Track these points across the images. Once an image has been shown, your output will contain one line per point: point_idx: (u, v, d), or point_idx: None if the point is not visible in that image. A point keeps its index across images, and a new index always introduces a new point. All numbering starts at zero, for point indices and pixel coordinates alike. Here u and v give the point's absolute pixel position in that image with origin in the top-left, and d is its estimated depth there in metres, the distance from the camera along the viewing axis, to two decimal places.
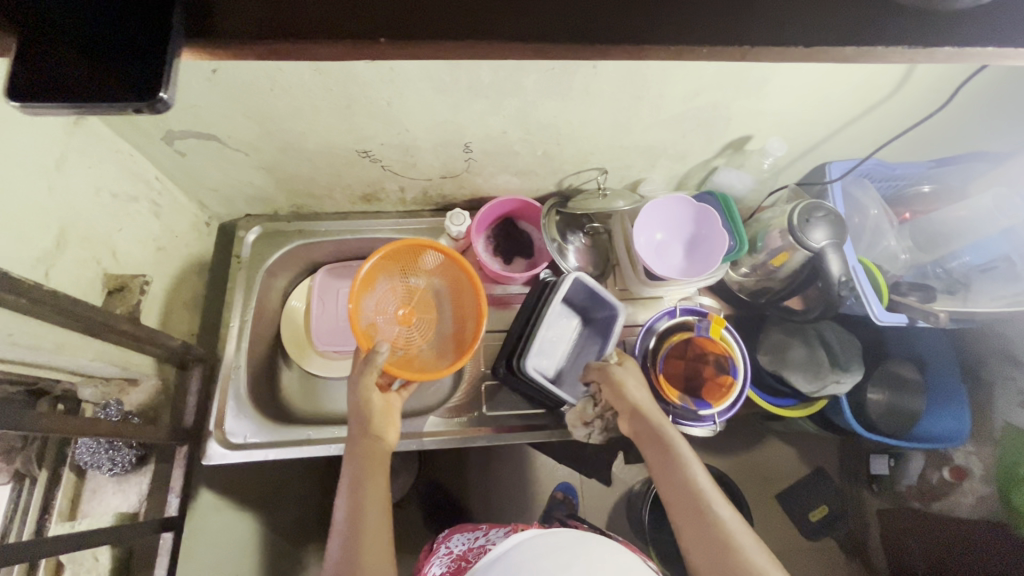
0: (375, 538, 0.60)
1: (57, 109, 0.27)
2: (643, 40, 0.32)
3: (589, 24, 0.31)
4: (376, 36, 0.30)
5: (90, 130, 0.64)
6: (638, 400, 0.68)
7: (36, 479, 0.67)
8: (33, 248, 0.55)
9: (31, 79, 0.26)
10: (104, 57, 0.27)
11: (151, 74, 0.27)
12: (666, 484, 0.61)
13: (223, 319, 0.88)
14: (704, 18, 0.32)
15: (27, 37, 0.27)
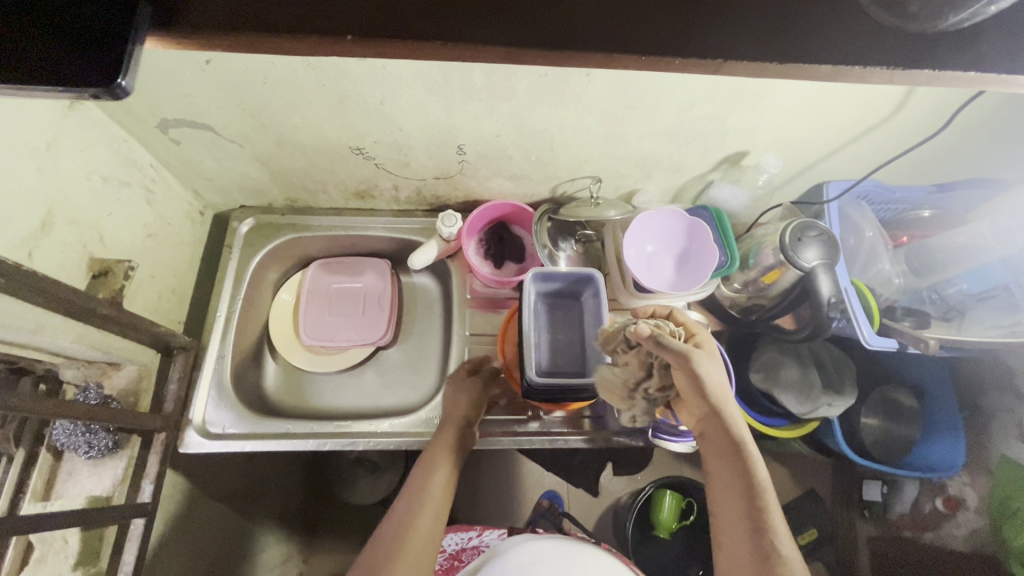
0: (433, 522, 0.61)
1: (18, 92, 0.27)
2: (611, 50, 0.31)
3: (554, 32, 0.31)
4: (344, 33, 0.30)
5: (83, 114, 0.64)
6: (722, 403, 0.61)
7: (9, 458, 0.65)
8: (18, 229, 0.56)
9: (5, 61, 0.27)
10: (71, 44, 0.27)
11: (113, 61, 0.27)
12: (729, 489, 0.58)
13: (211, 308, 0.88)
14: (671, 30, 0.32)
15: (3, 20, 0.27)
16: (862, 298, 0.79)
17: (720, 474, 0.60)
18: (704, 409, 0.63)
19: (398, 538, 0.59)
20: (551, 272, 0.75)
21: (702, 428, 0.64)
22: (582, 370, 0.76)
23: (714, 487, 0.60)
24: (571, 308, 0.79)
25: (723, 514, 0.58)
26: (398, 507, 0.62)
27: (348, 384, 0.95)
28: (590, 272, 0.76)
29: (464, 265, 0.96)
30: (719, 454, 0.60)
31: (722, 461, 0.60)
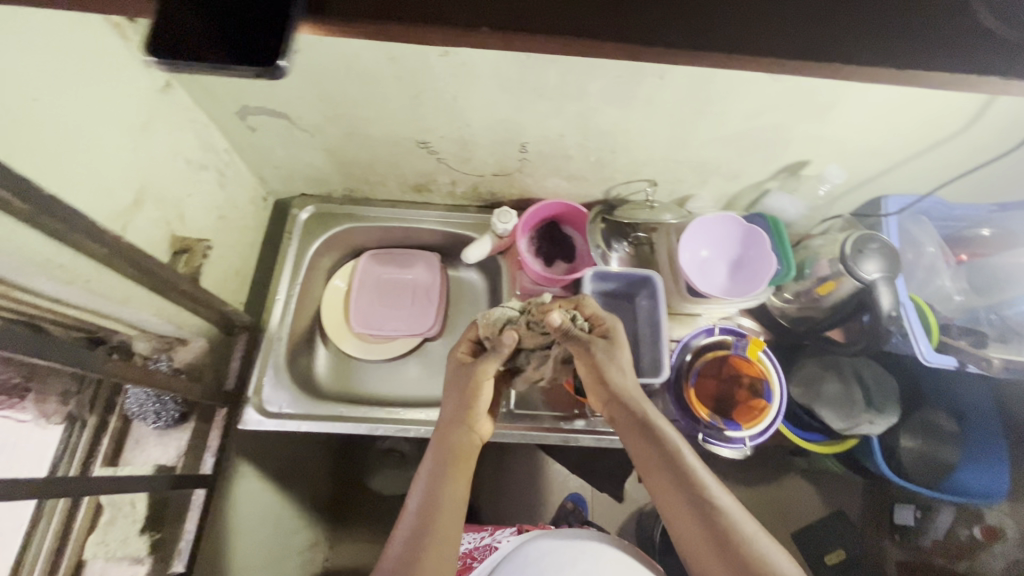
0: (450, 522, 0.60)
1: (185, 70, 0.29)
2: (726, 51, 0.32)
3: (672, 31, 0.32)
4: (479, 24, 0.31)
5: (174, 97, 0.67)
6: (625, 386, 0.67)
7: (85, 423, 0.71)
8: (116, 203, 0.59)
9: (173, 36, 0.29)
10: (232, 25, 0.29)
11: (272, 45, 0.28)
12: (651, 464, 0.62)
13: (270, 291, 0.91)
14: (785, 34, 0.33)
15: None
16: (922, 313, 0.79)
17: (638, 451, 0.64)
18: (608, 395, 0.67)
19: (414, 542, 0.58)
20: (607, 272, 0.77)
21: (610, 412, 0.68)
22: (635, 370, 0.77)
23: (639, 465, 0.64)
24: (625, 309, 0.81)
25: (655, 487, 0.62)
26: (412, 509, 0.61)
27: (394, 374, 0.97)
28: (648, 274, 0.77)
29: (513, 262, 0.97)
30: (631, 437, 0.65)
31: (642, 442, 0.64)
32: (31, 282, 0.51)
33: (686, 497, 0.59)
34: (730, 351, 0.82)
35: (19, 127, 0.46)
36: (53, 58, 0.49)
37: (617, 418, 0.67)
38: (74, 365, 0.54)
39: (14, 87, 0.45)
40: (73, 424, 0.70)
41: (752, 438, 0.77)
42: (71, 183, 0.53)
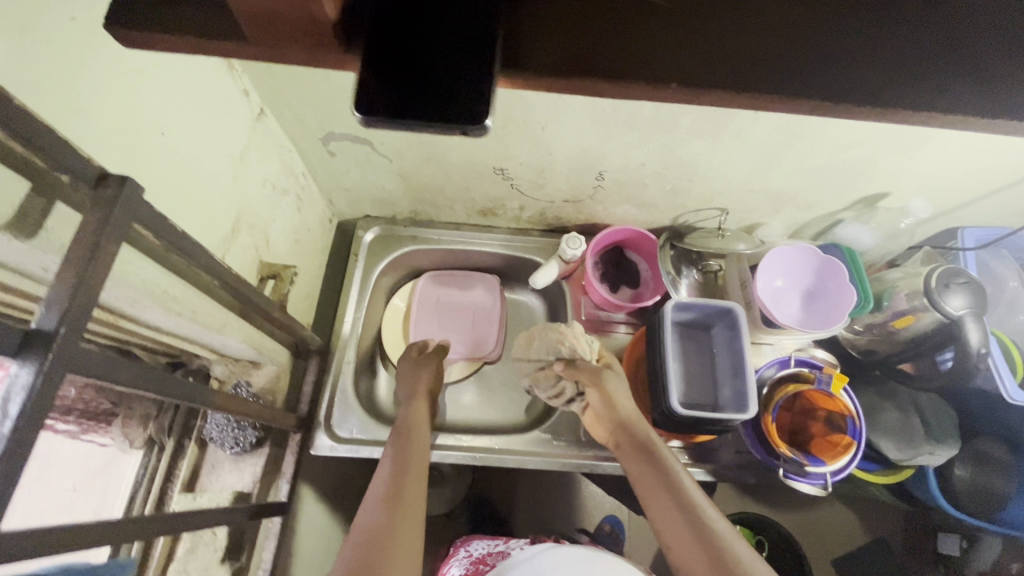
0: (416, 493, 0.62)
1: (392, 127, 0.29)
2: (904, 105, 0.32)
3: (849, 84, 0.32)
4: (669, 81, 0.31)
5: (266, 126, 0.68)
6: (626, 412, 0.69)
7: (163, 447, 0.71)
8: (218, 233, 0.59)
9: (378, 91, 0.29)
10: (434, 83, 0.29)
11: (477, 104, 0.29)
12: (646, 487, 0.62)
13: (336, 314, 0.91)
14: (965, 91, 0.32)
15: (376, 56, 0.29)
16: (1006, 350, 0.77)
17: (638, 471, 0.64)
18: (612, 421, 0.70)
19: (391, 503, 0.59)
20: (690, 303, 0.76)
21: (616, 438, 0.70)
22: (717, 404, 0.76)
23: (638, 486, 0.63)
24: (702, 340, 0.80)
25: (650, 505, 0.60)
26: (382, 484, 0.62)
27: (453, 397, 0.96)
28: (731, 305, 0.75)
29: (577, 286, 0.96)
30: (630, 463, 0.65)
31: (641, 465, 0.64)
32: (143, 314, 0.51)
33: (681, 512, 0.57)
34: (809, 384, 0.79)
35: (149, 165, 0.47)
36: (180, 96, 0.50)
37: (622, 444, 0.68)
38: (200, 405, 0.51)
39: (147, 125, 0.46)
40: (152, 448, 0.70)
41: (834, 475, 0.75)
42: (185, 215, 0.53)
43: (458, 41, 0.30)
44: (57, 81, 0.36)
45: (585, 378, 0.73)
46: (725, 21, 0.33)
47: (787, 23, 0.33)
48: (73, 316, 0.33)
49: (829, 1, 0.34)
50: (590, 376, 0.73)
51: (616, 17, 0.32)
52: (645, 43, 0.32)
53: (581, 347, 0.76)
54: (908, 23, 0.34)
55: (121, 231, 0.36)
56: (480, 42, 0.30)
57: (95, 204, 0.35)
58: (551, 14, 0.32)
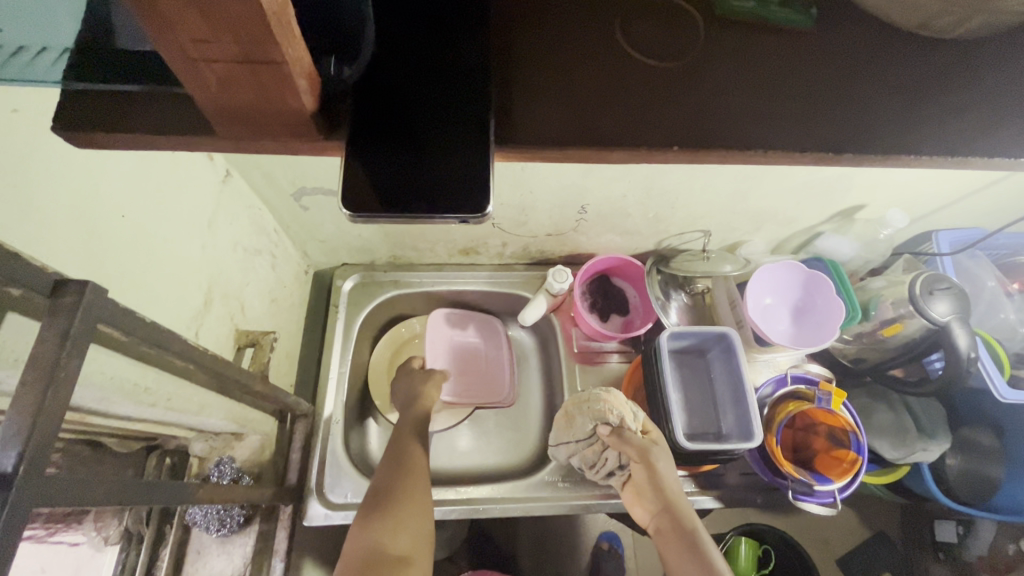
0: (407, 533, 0.61)
1: (386, 219, 0.28)
2: (905, 151, 0.32)
3: (848, 134, 0.32)
4: (671, 145, 0.30)
5: (234, 188, 0.64)
6: (675, 498, 0.65)
7: (142, 537, 0.66)
8: (189, 309, 0.55)
9: (375, 184, 0.29)
10: (434, 168, 0.29)
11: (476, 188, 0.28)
12: None
13: (320, 369, 0.87)
14: (962, 132, 0.32)
15: (372, 148, 0.29)
16: (992, 350, 0.78)
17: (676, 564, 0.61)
18: (657, 505, 0.66)
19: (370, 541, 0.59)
20: (686, 330, 0.75)
21: (657, 522, 0.66)
22: (721, 432, 0.74)
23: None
24: (698, 367, 0.79)
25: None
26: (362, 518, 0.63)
27: (448, 444, 0.92)
28: (724, 330, 0.75)
29: (566, 318, 0.94)
30: (671, 554, 0.62)
31: (684, 559, 0.60)
32: (113, 409, 0.47)
33: None
34: (810, 402, 0.78)
35: (110, 252, 0.43)
36: (142, 175, 0.46)
37: (664, 529, 0.64)
38: (181, 504, 0.47)
39: (106, 210, 0.42)
40: (129, 541, 0.65)
41: (842, 491, 0.75)
42: (154, 298, 0.49)
43: (449, 131, 0.29)
44: (3, 177, 0.33)
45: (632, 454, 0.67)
46: (717, 78, 0.32)
47: (777, 75, 0.33)
48: (35, 450, 0.29)
49: (817, 51, 0.33)
50: (638, 452, 0.66)
51: (609, 83, 0.31)
52: (639, 108, 0.31)
53: (628, 421, 0.68)
54: (895, 68, 0.33)
55: (83, 341, 0.32)
56: (473, 120, 0.30)
57: (54, 314, 0.31)
58: (541, 86, 0.30)
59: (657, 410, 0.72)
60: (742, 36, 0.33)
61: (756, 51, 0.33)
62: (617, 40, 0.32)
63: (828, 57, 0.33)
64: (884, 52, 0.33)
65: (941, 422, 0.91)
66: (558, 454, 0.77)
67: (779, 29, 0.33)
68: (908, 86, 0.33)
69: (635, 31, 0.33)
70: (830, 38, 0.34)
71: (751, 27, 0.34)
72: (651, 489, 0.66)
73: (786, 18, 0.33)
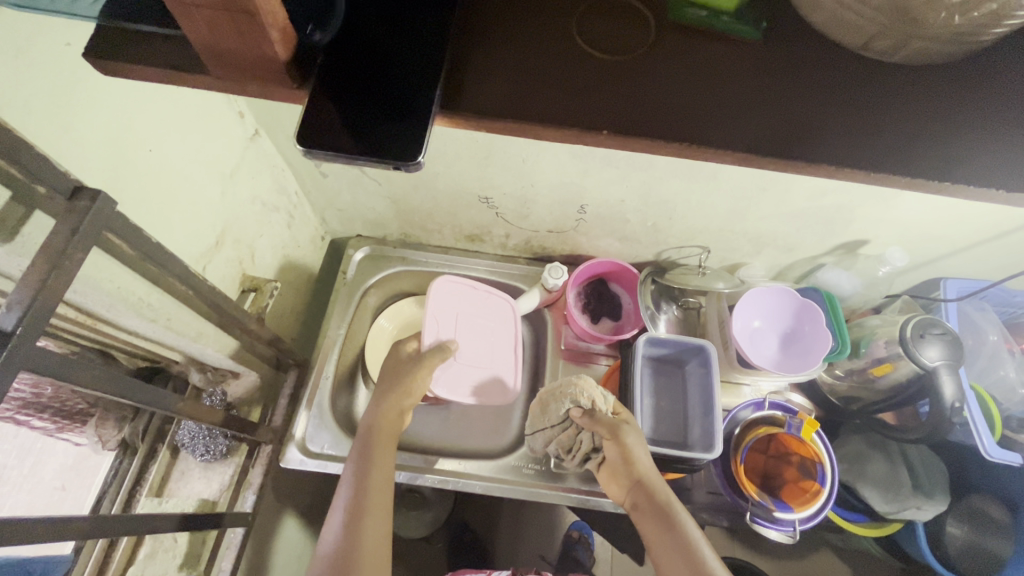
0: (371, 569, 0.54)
1: (331, 157, 0.31)
2: (828, 161, 0.34)
3: (774, 141, 0.34)
4: (602, 128, 0.34)
5: (260, 147, 0.71)
6: (647, 473, 0.65)
7: (136, 449, 0.74)
8: (200, 245, 0.62)
9: (323, 123, 0.31)
10: (380, 116, 0.31)
11: (413, 139, 0.31)
12: (661, 553, 0.59)
13: (321, 328, 0.93)
14: (886, 150, 0.34)
15: (332, 95, 0.32)
16: (984, 404, 0.75)
17: (655, 536, 0.61)
18: (632, 482, 0.66)
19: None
20: (665, 338, 0.77)
21: (632, 497, 0.66)
22: (685, 442, 0.75)
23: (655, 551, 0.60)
24: (674, 377, 0.80)
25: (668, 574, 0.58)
26: (328, 546, 0.56)
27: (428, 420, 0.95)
28: (702, 343, 0.76)
29: (559, 316, 0.97)
30: (645, 525, 0.62)
31: (659, 531, 0.60)
32: (120, 318, 0.53)
33: None
34: (781, 427, 0.78)
35: (130, 178, 0.49)
36: (173, 117, 0.53)
37: (639, 503, 0.64)
38: (161, 410, 0.52)
39: (135, 143, 0.49)
40: (125, 450, 0.73)
41: (803, 522, 0.74)
42: (167, 226, 0.56)
43: (403, 89, 0.32)
44: (52, 99, 0.40)
45: (603, 431, 0.68)
46: (661, 75, 0.35)
47: (718, 80, 0.35)
48: (33, 317, 0.35)
49: (760, 63, 0.36)
50: (607, 429, 0.67)
51: (556, 68, 0.35)
52: (580, 92, 0.34)
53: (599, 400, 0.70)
54: (833, 86, 0.36)
55: (90, 240, 0.38)
56: (427, 83, 0.32)
57: (68, 214, 0.37)
58: (494, 63, 0.34)
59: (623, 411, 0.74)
60: (693, 42, 0.36)
61: (703, 57, 0.36)
62: (571, 32, 0.36)
63: (768, 71, 0.36)
64: (825, 71, 0.36)
65: (939, 483, 0.85)
66: (536, 443, 0.81)
67: (728, 38, 0.36)
68: (843, 105, 0.35)
69: (590, 27, 0.36)
70: (772, 52, 0.36)
71: (701, 34, 0.36)
72: (622, 465, 0.66)
73: (735, 29, 0.36)
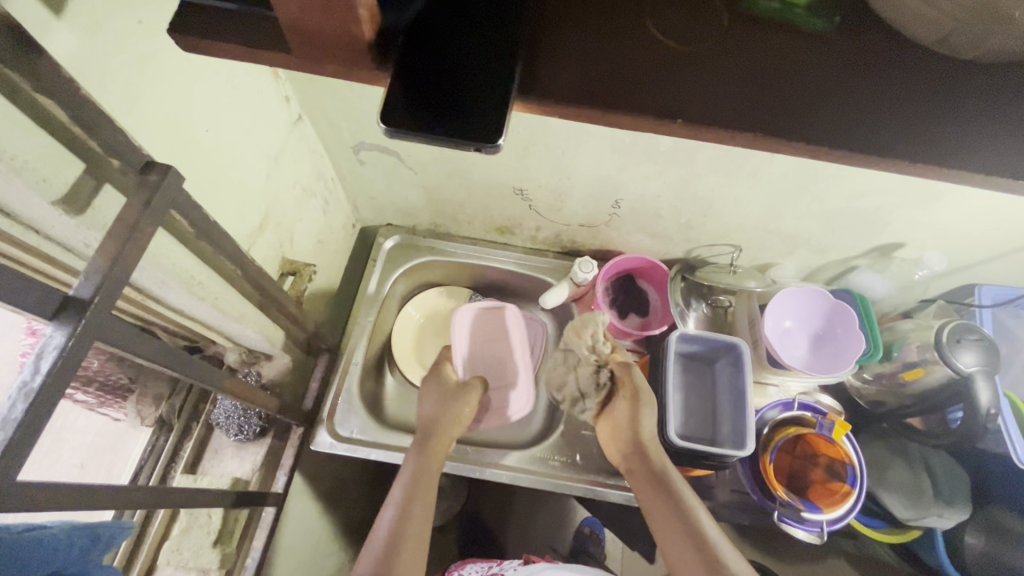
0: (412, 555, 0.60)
1: (409, 139, 0.32)
2: (898, 156, 0.34)
3: (845, 134, 0.34)
4: (676, 118, 0.34)
5: (303, 132, 0.72)
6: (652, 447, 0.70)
7: (172, 427, 0.75)
8: (246, 226, 0.63)
9: (402, 106, 0.32)
10: (455, 103, 0.32)
11: (492, 125, 0.31)
12: (659, 517, 0.63)
13: (351, 314, 0.94)
14: (959, 148, 0.34)
15: (411, 79, 0.33)
16: (1018, 412, 0.74)
17: (651, 500, 0.65)
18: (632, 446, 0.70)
19: (383, 564, 0.58)
20: (697, 334, 0.77)
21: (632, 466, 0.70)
22: (714, 440, 0.75)
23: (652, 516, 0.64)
24: (704, 373, 0.80)
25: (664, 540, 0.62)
26: (382, 535, 0.61)
27: None
28: (735, 341, 0.76)
29: (585, 310, 0.97)
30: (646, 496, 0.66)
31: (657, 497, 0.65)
32: (169, 296, 0.54)
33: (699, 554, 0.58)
34: (811, 428, 0.78)
35: (188, 157, 0.50)
36: (228, 99, 0.53)
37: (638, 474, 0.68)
38: (207, 386, 0.53)
39: (194, 123, 0.49)
40: (161, 428, 0.74)
41: (831, 523, 0.73)
42: (217, 207, 0.56)
43: (479, 77, 0.33)
44: (124, 76, 0.40)
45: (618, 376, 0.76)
46: (735, 65, 0.35)
47: (793, 72, 0.35)
48: (109, 286, 0.36)
49: (833, 55, 0.36)
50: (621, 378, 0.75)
51: (632, 55, 0.35)
52: (654, 81, 0.34)
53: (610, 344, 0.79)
54: (906, 81, 0.35)
55: (158, 215, 0.39)
56: (503, 71, 0.33)
57: (140, 188, 0.38)
58: (568, 48, 0.34)
59: (654, 406, 0.74)
60: (765, 33, 0.36)
61: (776, 48, 0.36)
62: (644, 22, 0.36)
63: (844, 64, 0.36)
64: (898, 67, 0.36)
65: (963, 492, 0.83)
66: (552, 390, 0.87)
67: (802, 31, 0.36)
68: (918, 101, 0.35)
69: (666, 17, 0.36)
70: (846, 45, 0.36)
71: (773, 26, 0.36)
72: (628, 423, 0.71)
73: (808, 22, 0.36)
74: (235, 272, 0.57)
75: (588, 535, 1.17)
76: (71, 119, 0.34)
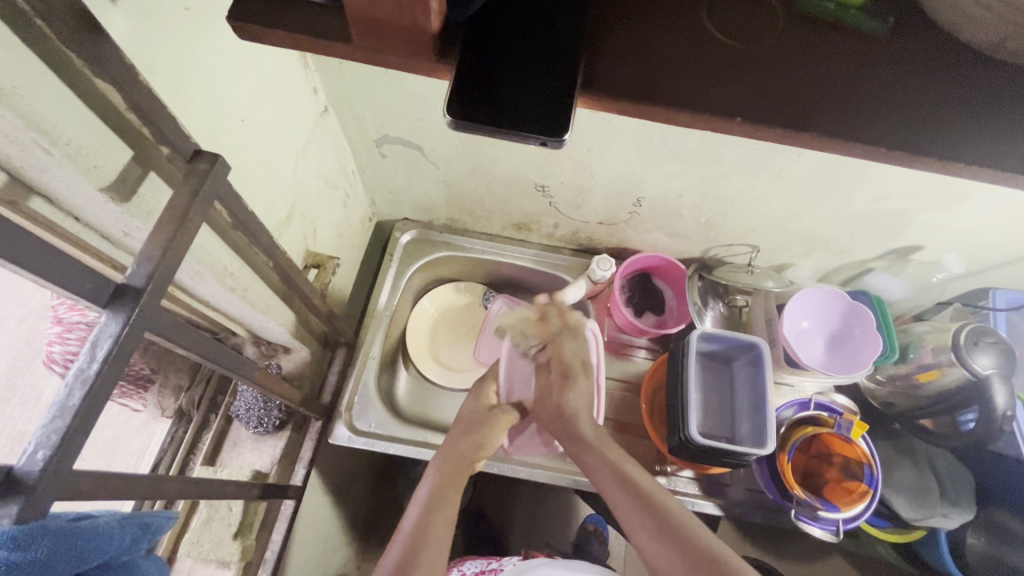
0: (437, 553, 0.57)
1: (456, 129, 0.34)
2: (956, 157, 0.34)
3: (900, 134, 0.34)
4: (734, 115, 0.34)
5: (328, 124, 0.71)
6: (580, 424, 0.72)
7: (191, 419, 0.75)
8: (274, 218, 0.63)
9: (465, 100, 0.34)
10: (512, 100, 0.35)
11: (548, 124, 0.34)
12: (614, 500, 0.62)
13: (367, 309, 0.94)
14: (1014, 151, 0.34)
15: (473, 72, 0.34)
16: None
17: (596, 468, 0.66)
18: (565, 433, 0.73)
19: (407, 558, 0.55)
20: (718, 334, 0.77)
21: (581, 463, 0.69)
22: (734, 439, 0.76)
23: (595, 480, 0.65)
24: (722, 373, 0.81)
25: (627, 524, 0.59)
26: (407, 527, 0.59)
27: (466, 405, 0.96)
28: (755, 341, 0.77)
29: (602, 307, 0.97)
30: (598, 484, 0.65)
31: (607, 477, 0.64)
32: (200, 287, 0.54)
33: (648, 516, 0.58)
34: (827, 427, 0.79)
35: (223, 148, 0.49)
36: (263, 88, 0.53)
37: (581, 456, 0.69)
38: (239, 377, 0.53)
39: (230, 111, 0.49)
40: (181, 419, 0.75)
41: (847, 522, 0.74)
42: (248, 197, 0.56)
43: (536, 72, 0.35)
44: (170, 63, 0.40)
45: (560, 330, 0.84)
46: (793, 63, 0.35)
47: (848, 72, 0.35)
48: (160, 275, 0.36)
49: (888, 56, 0.36)
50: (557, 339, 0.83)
51: (690, 53, 0.35)
52: (712, 78, 0.34)
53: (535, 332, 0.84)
54: (963, 82, 0.35)
55: (206, 206, 0.39)
56: (559, 67, 0.34)
57: (188, 176, 0.39)
58: (624, 42, 0.34)
59: (676, 404, 0.74)
60: (822, 32, 0.36)
61: (832, 47, 0.36)
62: (702, 18, 0.36)
63: (899, 65, 0.36)
64: (954, 68, 0.36)
65: (969, 493, 0.84)
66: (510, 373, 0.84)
67: (859, 31, 0.36)
68: (976, 103, 0.35)
69: (723, 16, 0.36)
70: (900, 45, 0.36)
71: (829, 26, 0.37)
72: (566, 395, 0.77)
73: (864, 23, 0.36)
74: (266, 263, 0.57)
75: (593, 532, 1.16)
76: (127, 105, 0.33)
